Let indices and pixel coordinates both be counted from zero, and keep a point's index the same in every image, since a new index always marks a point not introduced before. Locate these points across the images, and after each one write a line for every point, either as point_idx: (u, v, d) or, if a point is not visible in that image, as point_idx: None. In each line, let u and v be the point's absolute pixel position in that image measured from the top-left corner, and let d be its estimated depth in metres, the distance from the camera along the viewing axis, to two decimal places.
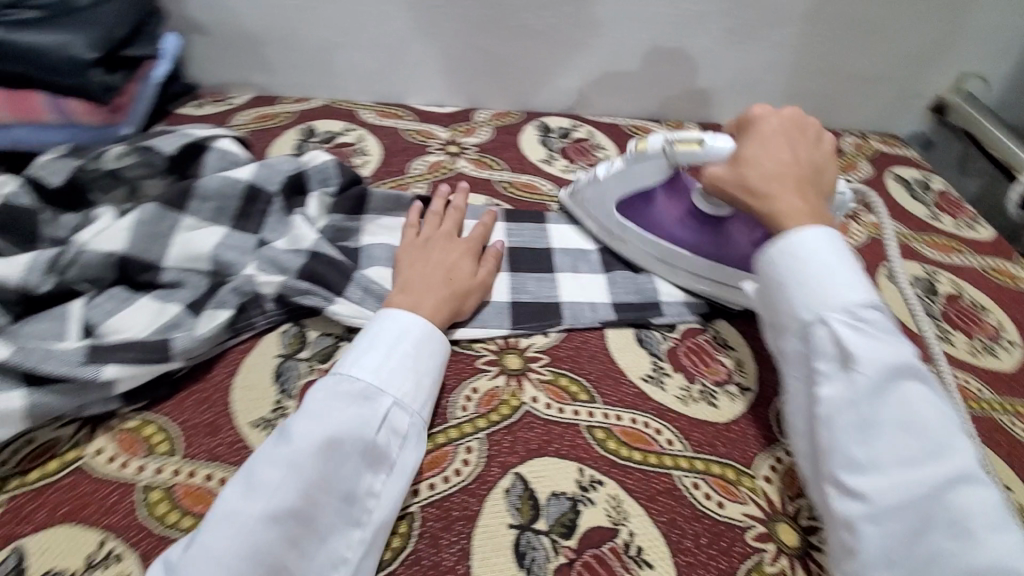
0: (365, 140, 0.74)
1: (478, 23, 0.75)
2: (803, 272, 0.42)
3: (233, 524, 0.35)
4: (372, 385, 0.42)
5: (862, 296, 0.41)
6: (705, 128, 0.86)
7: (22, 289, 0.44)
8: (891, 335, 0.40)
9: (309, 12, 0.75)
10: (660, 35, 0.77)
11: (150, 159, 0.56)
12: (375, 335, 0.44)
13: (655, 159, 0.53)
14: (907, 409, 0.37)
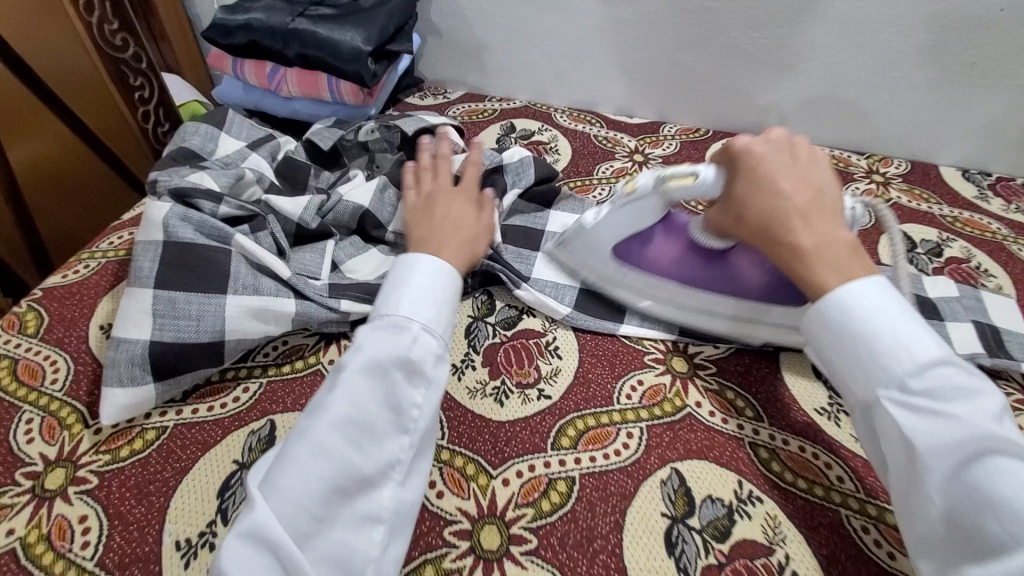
0: (558, 140, 0.80)
1: (684, 40, 0.77)
2: (854, 334, 0.37)
3: (300, 434, 0.37)
4: (399, 320, 0.42)
5: (913, 348, 0.35)
6: (916, 165, 0.79)
7: (298, 224, 0.55)
8: (969, 394, 0.33)
9: (528, 21, 0.82)
10: (883, 65, 0.72)
11: (390, 136, 0.66)
12: (408, 272, 0.45)
13: (647, 201, 0.49)
14: (935, 387, 0.33)
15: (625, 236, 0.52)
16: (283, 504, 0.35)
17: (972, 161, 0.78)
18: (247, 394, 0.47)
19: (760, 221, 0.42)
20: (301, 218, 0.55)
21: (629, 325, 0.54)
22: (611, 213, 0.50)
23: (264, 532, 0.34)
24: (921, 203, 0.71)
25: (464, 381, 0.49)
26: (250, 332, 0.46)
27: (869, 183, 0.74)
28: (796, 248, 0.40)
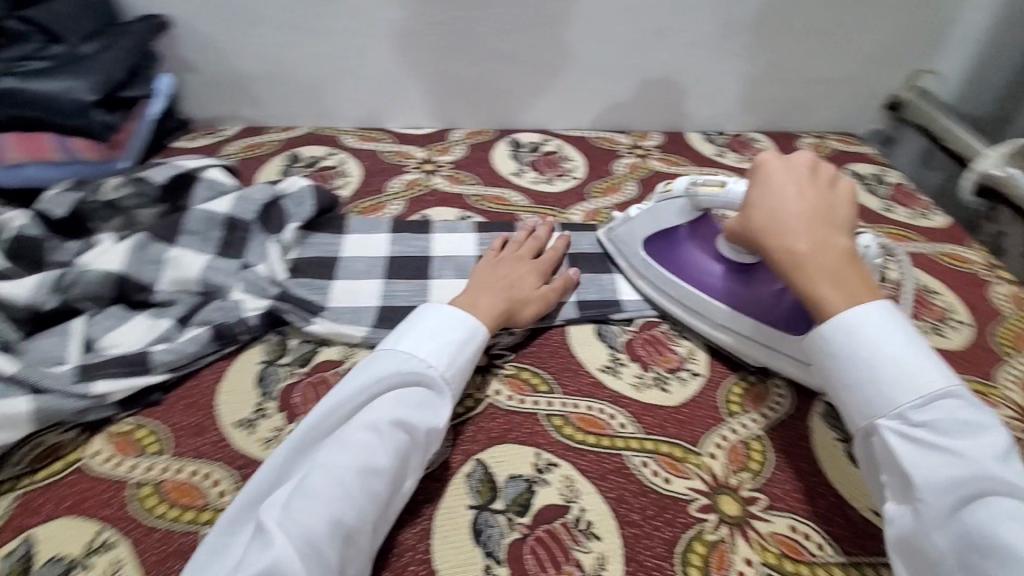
0: (346, 162, 0.80)
1: (451, 49, 0.81)
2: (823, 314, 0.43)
3: (320, 475, 0.38)
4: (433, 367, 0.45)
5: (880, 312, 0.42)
6: (670, 135, 0.90)
7: (29, 307, 0.50)
8: (925, 360, 0.40)
9: (294, 47, 0.80)
10: (623, 53, 0.82)
11: (146, 189, 0.62)
12: (423, 324, 0.47)
13: (679, 200, 0.57)
14: (1007, 520, 0.34)
15: (652, 235, 0.59)
16: (306, 541, 0.35)
17: (712, 125, 0.92)
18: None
19: (760, 223, 0.48)
20: (31, 303, 0.50)
21: None
22: (649, 211, 0.58)
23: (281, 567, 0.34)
24: (675, 168, 0.83)
25: (257, 432, 0.47)
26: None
27: (633, 158, 0.84)
28: (796, 260, 0.45)
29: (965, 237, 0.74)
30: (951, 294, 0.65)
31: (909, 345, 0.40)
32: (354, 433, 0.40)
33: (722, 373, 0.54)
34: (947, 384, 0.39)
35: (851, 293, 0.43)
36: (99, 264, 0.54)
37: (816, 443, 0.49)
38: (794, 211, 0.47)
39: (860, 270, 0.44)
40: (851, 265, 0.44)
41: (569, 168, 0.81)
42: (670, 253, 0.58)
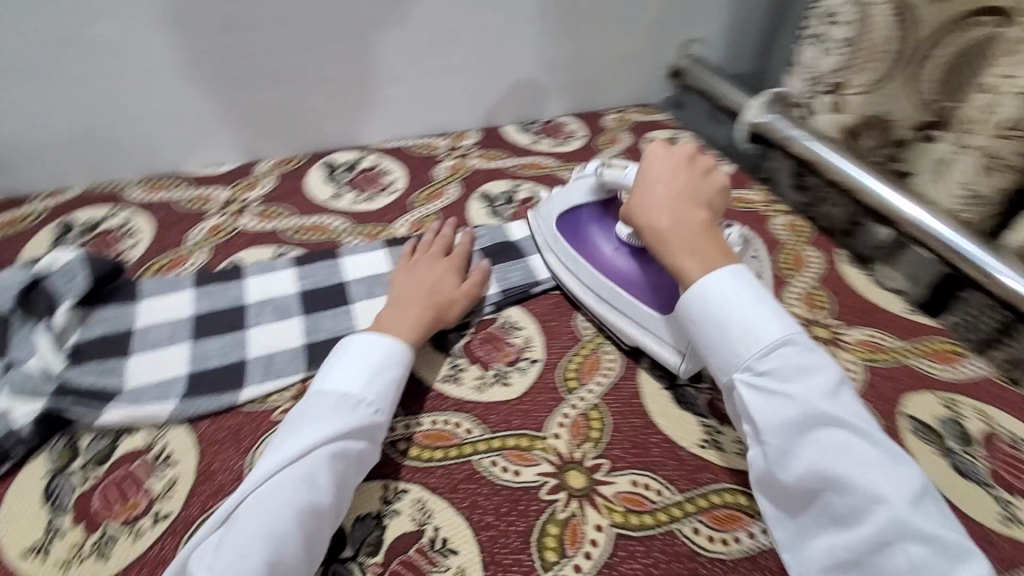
0: (135, 219, 0.71)
1: (230, 80, 0.74)
2: (666, 270, 0.51)
3: (258, 512, 0.38)
4: (352, 393, 0.45)
5: (710, 276, 0.48)
6: (486, 131, 0.93)
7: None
8: (753, 306, 0.46)
9: (32, 101, 0.68)
10: (416, 60, 0.81)
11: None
12: (348, 353, 0.48)
13: (557, 169, 0.67)
14: (771, 367, 0.43)
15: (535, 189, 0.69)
16: None
17: (523, 116, 0.95)
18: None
19: (617, 165, 0.59)
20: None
21: (250, 389, 0.51)
22: None
23: None
24: (493, 163, 0.85)
25: (51, 558, 0.41)
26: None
27: (452, 159, 0.84)
28: (624, 185, 0.57)
29: (749, 180, 0.84)
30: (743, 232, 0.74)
31: (702, 246, 0.50)
32: (297, 466, 0.40)
33: (558, 354, 0.56)
34: (733, 269, 0.48)
35: (643, 206, 0.54)
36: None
37: (647, 397, 0.53)
38: (637, 152, 0.58)
39: (672, 191, 0.55)
40: (673, 184, 0.54)
41: (389, 181, 0.80)
42: (543, 200, 0.67)
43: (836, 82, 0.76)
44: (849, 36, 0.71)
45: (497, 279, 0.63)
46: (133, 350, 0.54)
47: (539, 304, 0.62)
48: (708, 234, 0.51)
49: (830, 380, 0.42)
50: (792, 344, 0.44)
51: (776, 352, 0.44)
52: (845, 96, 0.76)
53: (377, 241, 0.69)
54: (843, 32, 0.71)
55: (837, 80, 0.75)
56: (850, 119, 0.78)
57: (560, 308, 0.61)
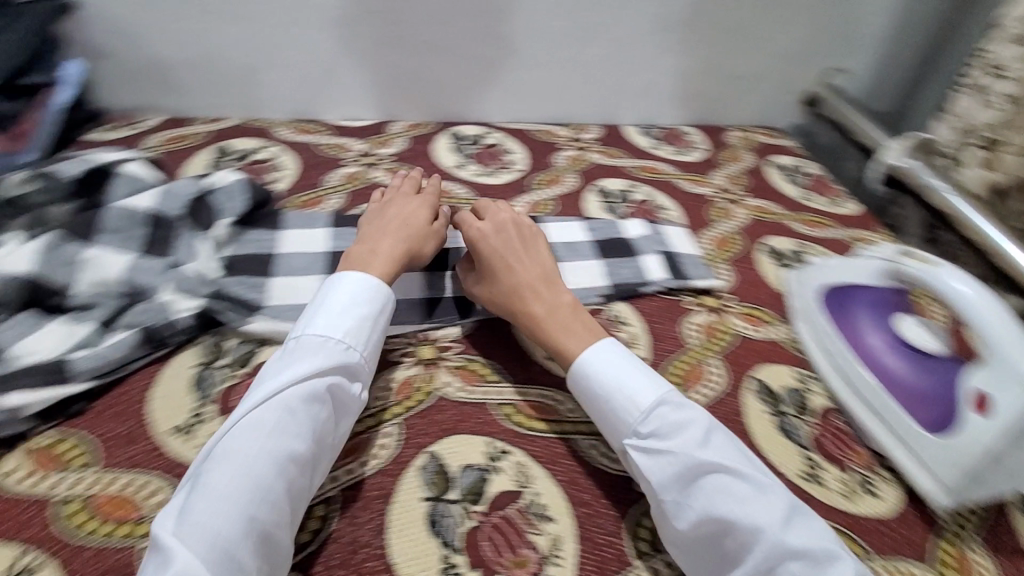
0: (282, 156, 0.77)
1: (385, 43, 0.80)
2: (603, 396, 0.47)
3: (232, 464, 0.38)
4: (643, 407, 0.45)
5: (630, 396, 0.45)
6: (608, 128, 0.92)
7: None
8: (676, 432, 0.43)
9: (215, 34, 0.76)
10: (553, 47, 0.84)
11: (54, 183, 0.57)
12: (609, 369, 0.47)
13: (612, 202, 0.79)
14: (717, 495, 0.40)
15: None
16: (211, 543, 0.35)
17: (646, 120, 0.94)
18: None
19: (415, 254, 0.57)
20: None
21: None
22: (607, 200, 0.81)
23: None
24: (613, 160, 0.83)
25: (196, 435, 0.45)
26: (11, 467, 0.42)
27: (572, 150, 0.84)
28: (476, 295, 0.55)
29: (873, 223, 0.80)
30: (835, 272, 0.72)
31: (617, 366, 0.47)
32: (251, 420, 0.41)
33: (663, 356, 0.57)
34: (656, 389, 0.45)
35: (569, 328, 0.50)
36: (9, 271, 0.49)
37: (749, 417, 0.54)
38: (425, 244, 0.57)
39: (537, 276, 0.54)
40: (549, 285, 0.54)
41: (511, 160, 0.81)
42: None
43: (992, 138, 0.72)
44: (1013, 93, 0.69)
45: (608, 274, 0.64)
46: (274, 273, 0.57)
47: (648, 304, 0.63)
48: (615, 349, 0.49)
49: (708, 436, 0.43)
50: (665, 403, 0.45)
51: (725, 479, 0.41)
52: (999, 154, 0.72)
53: None
54: (1006, 87, 0.70)
55: (992, 136, 0.72)
56: (1002, 178, 0.72)
57: (668, 313, 0.62)
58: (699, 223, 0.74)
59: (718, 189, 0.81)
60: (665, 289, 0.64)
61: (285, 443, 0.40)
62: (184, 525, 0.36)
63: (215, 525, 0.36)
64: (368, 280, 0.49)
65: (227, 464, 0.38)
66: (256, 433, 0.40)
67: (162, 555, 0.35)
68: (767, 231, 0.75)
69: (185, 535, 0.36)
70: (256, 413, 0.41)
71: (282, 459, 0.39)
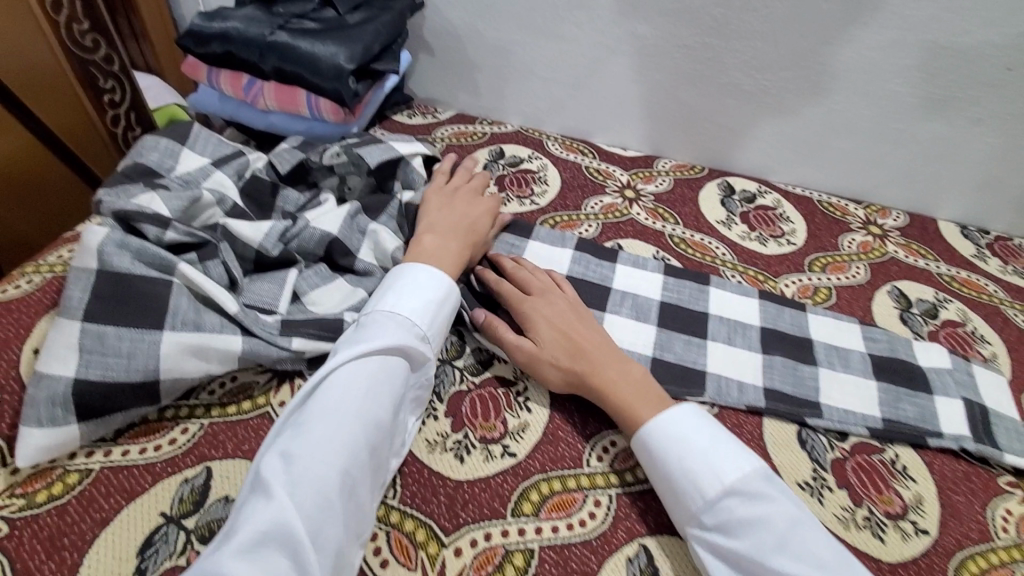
0: (548, 170, 0.77)
1: (683, 78, 0.75)
2: (674, 468, 0.41)
3: (327, 422, 0.39)
4: (713, 487, 0.39)
5: (716, 485, 0.39)
6: (915, 218, 0.76)
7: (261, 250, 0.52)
8: (760, 528, 0.37)
9: (525, 44, 0.79)
10: (879, 114, 0.70)
11: (358, 160, 0.62)
12: (679, 439, 0.42)
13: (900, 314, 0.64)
14: None
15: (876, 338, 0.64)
16: (315, 495, 0.36)
17: (971, 219, 0.75)
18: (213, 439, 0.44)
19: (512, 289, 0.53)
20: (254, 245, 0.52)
21: None
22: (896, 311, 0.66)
23: (288, 522, 0.34)
24: (918, 260, 0.68)
25: (423, 431, 0.46)
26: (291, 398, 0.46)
27: (865, 235, 0.71)
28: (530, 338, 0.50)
29: None
30: None
31: (710, 443, 0.41)
32: (349, 380, 0.41)
33: (955, 541, 0.44)
34: (741, 475, 0.39)
35: (642, 401, 0.45)
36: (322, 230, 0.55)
37: None
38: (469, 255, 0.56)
39: (561, 323, 0.50)
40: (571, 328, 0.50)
41: (787, 231, 0.70)
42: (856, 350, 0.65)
43: None
44: None
45: (880, 403, 0.51)
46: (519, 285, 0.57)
47: (940, 462, 0.49)
48: (706, 423, 0.43)
49: (793, 535, 0.37)
50: (741, 487, 0.39)
51: None
52: None
53: (756, 288, 0.62)
54: None
55: None
56: None
57: (973, 484, 0.48)
58: None
59: None
60: (966, 450, 0.49)
61: (370, 408, 0.40)
62: (291, 470, 0.36)
63: (313, 476, 0.36)
64: (434, 274, 0.50)
65: (324, 422, 0.39)
66: (340, 396, 0.40)
67: (267, 494, 0.35)
68: None
69: (292, 479, 0.36)
70: (332, 380, 0.41)
71: (370, 424, 0.40)
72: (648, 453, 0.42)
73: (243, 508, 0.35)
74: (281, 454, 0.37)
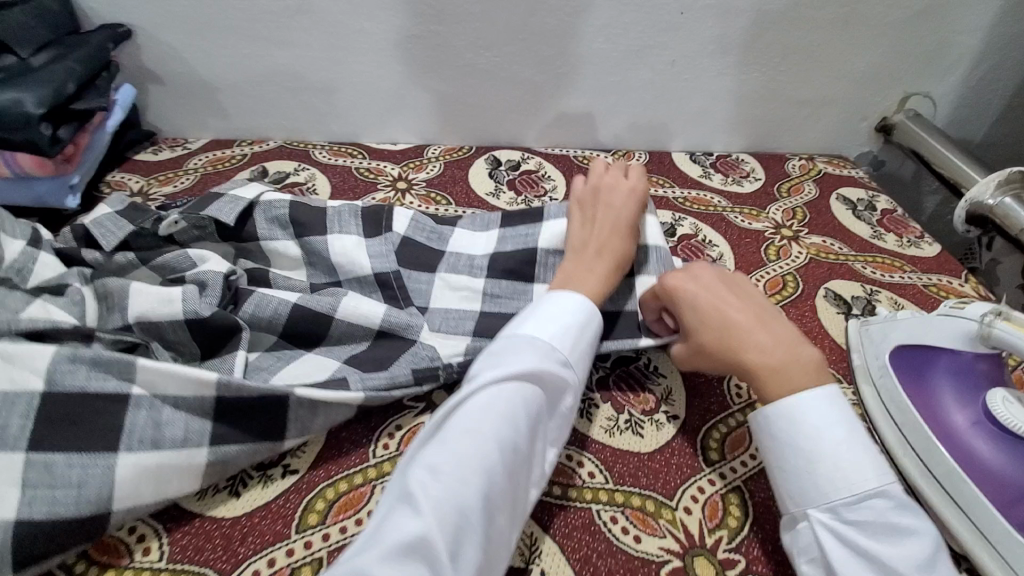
0: (316, 178, 0.76)
1: (426, 66, 0.78)
2: (817, 460, 0.38)
3: (474, 431, 0.36)
4: (875, 491, 0.37)
5: (870, 487, 0.37)
6: (655, 154, 0.87)
7: None
8: (895, 536, 0.35)
9: (258, 56, 0.76)
10: (601, 70, 0.79)
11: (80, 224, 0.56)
12: (827, 429, 0.39)
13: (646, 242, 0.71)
14: None
15: None
16: (459, 511, 0.33)
17: (698, 146, 0.88)
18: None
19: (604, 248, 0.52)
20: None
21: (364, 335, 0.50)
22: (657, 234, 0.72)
23: (429, 542, 0.31)
24: (658, 190, 0.78)
25: None
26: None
27: None
28: (665, 288, 0.48)
29: (958, 268, 0.70)
30: (914, 289, 0.66)
31: (849, 431, 0.39)
32: (487, 392, 0.38)
33: (701, 417, 0.50)
34: (887, 481, 0.37)
35: (783, 364, 0.42)
36: (26, 311, 0.46)
37: None
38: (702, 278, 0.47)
39: (719, 299, 0.46)
40: (738, 294, 0.47)
41: (549, 188, 0.77)
42: None
43: None
44: None
45: None
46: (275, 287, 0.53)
47: None
48: (848, 411, 0.40)
49: (932, 549, 0.35)
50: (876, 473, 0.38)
51: None
52: None
53: None
54: None
55: None
56: None
57: None
58: (748, 263, 0.67)
59: (772, 225, 0.73)
60: None
61: (513, 428, 0.37)
62: (435, 485, 0.33)
63: (459, 494, 0.33)
64: (572, 297, 0.46)
65: (475, 438, 0.35)
66: (487, 410, 0.37)
67: (410, 508, 0.32)
68: (828, 273, 0.67)
69: (435, 496, 0.33)
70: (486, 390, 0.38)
71: (508, 445, 0.36)
72: (786, 433, 0.40)
73: (383, 521, 0.33)
74: (427, 468, 0.34)
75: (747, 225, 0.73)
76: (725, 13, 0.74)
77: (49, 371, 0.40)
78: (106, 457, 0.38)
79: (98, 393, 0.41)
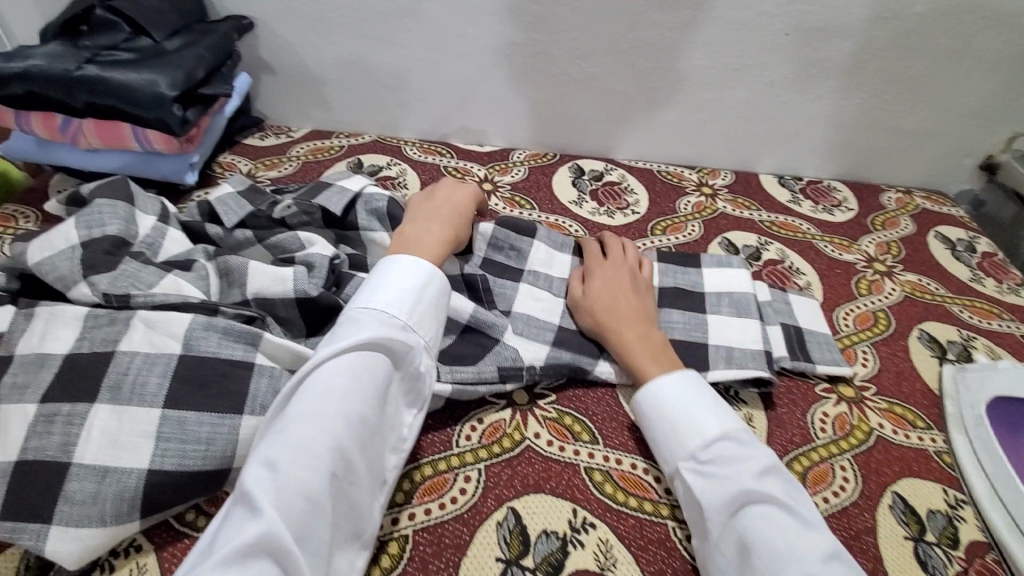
0: (407, 174, 0.79)
1: (521, 73, 0.80)
2: (672, 421, 0.44)
3: (320, 413, 0.37)
4: (706, 431, 0.43)
5: (711, 432, 0.42)
6: (740, 175, 0.86)
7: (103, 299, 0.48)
8: (740, 464, 0.40)
9: (364, 54, 0.80)
10: (694, 86, 0.78)
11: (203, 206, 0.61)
12: (682, 396, 0.45)
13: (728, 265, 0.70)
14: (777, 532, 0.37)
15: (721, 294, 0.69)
16: (305, 495, 0.34)
17: (786, 170, 0.86)
18: (45, 523, 0.38)
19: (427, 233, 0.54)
20: (62, 283, 0.48)
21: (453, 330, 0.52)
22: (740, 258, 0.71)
23: (274, 533, 0.32)
24: (743, 212, 0.77)
25: None
26: (122, 461, 0.40)
27: (699, 197, 0.79)
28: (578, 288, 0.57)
29: None
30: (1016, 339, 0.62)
31: (705, 398, 0.45)
32: (337, 376, 0.39)
33: (782, 449, 0.49)
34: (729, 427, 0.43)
35: (660, 365, 0.48)
36: (160, 286, 0.49)
37: (884, 541, 0.44)
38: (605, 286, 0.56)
39: (641, 315, 0.53)
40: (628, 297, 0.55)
41: (632, 202, 0.77)
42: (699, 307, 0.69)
43: None
44: None
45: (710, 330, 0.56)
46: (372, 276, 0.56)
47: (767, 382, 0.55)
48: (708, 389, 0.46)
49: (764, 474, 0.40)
50: (729, 436, 0.42)
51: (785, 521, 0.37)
52: None
53: None
54: None
55: None
56: None
57: (794, 396, 0.54)
58: (836, 296, 0.65)
59: (864, 258, 0.71)
60: (794, 368, 0.56)
61: (358, 402, 0.38)
62: (278, 479, 0.34)
63: (301, 479, 0.34)
64: (412, 262, 0.47)
65: (322, 429, 0.36)
66: (327, 391, 0.38)
67: (250, 508, 0.33)
68: (922, 314, 0.64)
69: (285, 478, 0.34)
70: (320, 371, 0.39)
71: (355, 417, 0.38)
72: (661, 396, 0.46)
73: (224, 523, 0.33)
74: (265, 462, 0.35)
75: (836, 256, 0.71)
76: (832, 36, 0.72)
77: (184, 339, 0.44)
78: (231, 418, 0.42)
79: (223, 358, 0.44)
